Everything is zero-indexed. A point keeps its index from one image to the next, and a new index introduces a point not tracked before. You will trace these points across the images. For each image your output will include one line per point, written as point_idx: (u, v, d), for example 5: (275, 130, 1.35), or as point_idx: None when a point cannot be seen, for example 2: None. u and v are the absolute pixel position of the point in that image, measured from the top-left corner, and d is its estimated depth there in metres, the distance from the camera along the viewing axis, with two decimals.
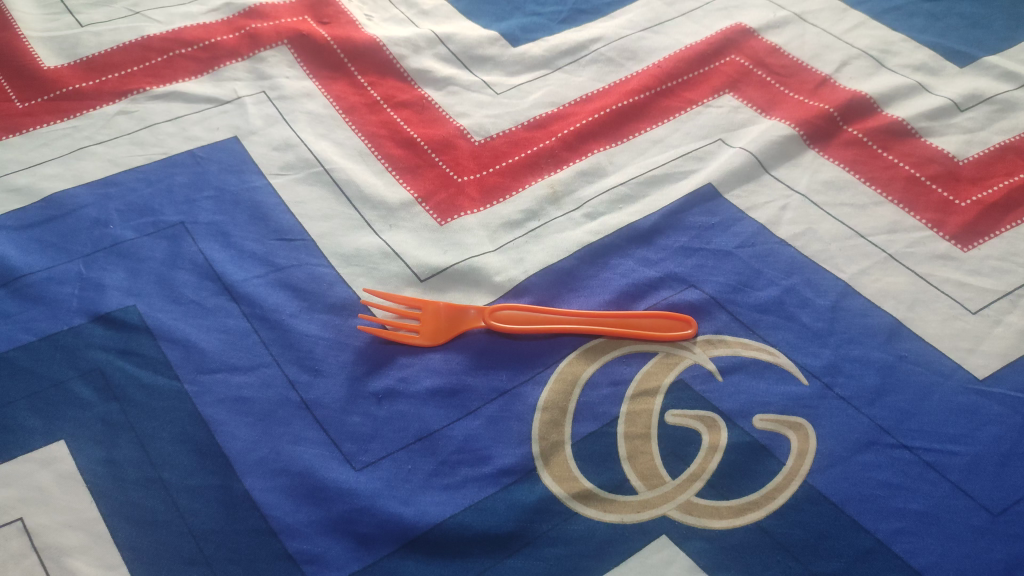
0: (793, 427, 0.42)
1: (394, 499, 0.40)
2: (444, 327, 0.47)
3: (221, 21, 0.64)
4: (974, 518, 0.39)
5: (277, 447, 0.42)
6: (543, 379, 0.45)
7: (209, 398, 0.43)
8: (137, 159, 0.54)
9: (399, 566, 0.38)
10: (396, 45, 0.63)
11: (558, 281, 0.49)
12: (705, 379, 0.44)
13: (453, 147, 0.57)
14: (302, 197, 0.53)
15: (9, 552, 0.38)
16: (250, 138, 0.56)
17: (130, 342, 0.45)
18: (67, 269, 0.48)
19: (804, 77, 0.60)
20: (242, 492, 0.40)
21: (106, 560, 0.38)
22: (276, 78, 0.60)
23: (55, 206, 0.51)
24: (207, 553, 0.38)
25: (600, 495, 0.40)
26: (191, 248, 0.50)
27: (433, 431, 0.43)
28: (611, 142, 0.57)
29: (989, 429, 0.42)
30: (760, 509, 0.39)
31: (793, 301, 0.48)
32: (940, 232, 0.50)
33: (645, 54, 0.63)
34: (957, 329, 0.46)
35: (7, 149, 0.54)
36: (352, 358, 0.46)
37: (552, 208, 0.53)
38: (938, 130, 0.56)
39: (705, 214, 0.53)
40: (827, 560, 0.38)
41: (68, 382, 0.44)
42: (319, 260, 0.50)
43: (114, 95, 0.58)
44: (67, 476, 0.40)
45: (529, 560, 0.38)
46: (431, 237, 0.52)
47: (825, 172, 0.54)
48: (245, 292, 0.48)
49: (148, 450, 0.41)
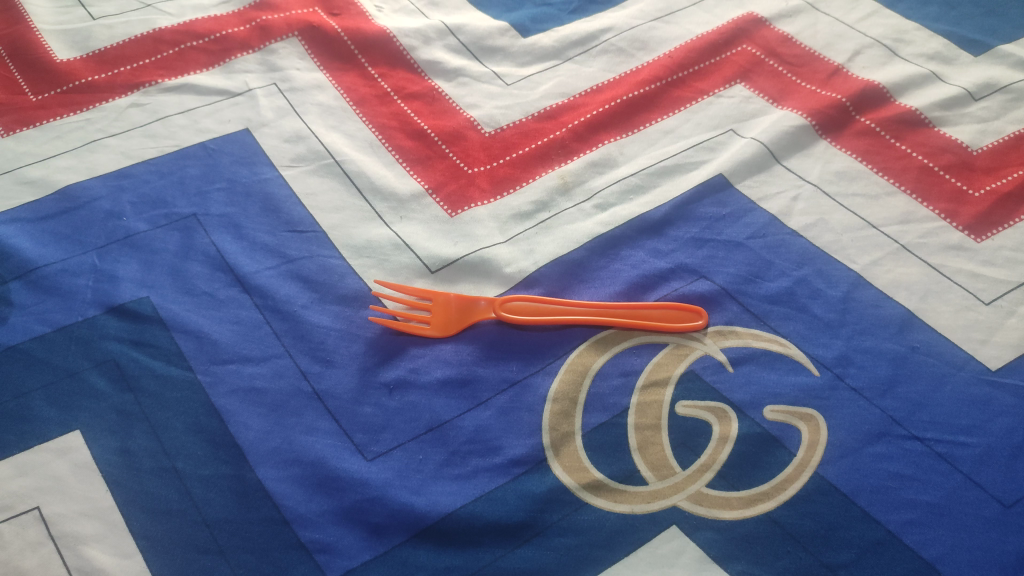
0: (804, 418, 0.42)
1: (405, 489, 0.41)
2: (455, 318, 0.47)
3: (232, 13, 0.64)
4: (986, 509, 0.39)
5: (289, 437, 0.42)
6: (553, 370, 0.45)
7: (222, 388, 0.44)
8: (149, 152, 0.55)
9: (410, 555, 0.39)
10: (406, 36, 0.63)
11: (568, 272, 0.49)
12: (715, 370, 0.44)
13: (463, 138, 0.57)
14: (313, 189, 0.53)
15: (26, 540, 0.39)
16: (261, 131, 0.56)
17: (144, 333, 0.46)
18: (81, 261, 0.49)
19: (817, 67, 0.60)
20: (255, 482, 0.41)
21: (121, 548, 0.39)
22: (288, 70, 0.61)
23: (69, 198, 0.52)
24: (221, 542, 0.39)
25: (610, 485, 0.40)
26: (203, 239, 0.50)
27: (444, 421, 0.43)
28: (622, 133, 0.57)
29: (1002, 421, 0.42)
30: (771, 500, 0.39)
31: (805, 292, 0.47)
32: (953, 223, 0.50)
33: (656, 44, 0.63)
34: (970, 320, 0.45)
35: (21, 142, 0.55)
36: (363, 349, 0.46)
37: (563, 199, 0.53)
38: (952, 120, 0.56)
39: (716, 204, 0.52)
40: (838, 550, 0.38)
41: (83, 373, 0.44)
42: (330, 251, 0.50)
43: (126, 88, 0.58)
44: (83, 465, 0.41)
45: (540, 550, 0.39)
46: (442, 229, 0.52)
47: (837, 162, 0.54)
48: (257, 283, 0.48)
49: (162, 440, 0.42)
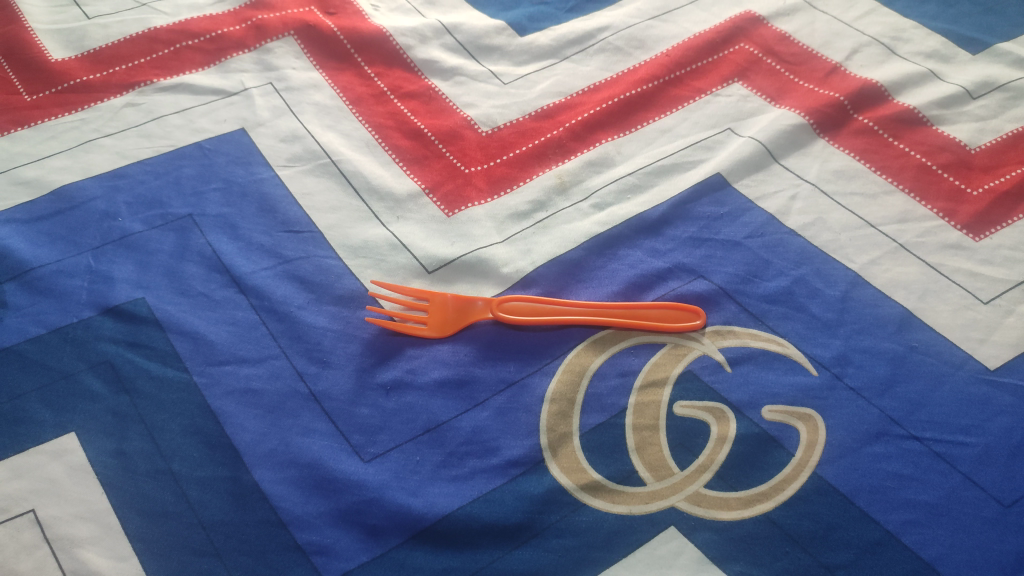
0: (802, 418, 0.42)
1: (402, 491, 0.40)
2: (452, 319, 0.47)
3: (228, 12, 0.63)
4: (985, 509, 0.39)
5: (286, 439, 0.42)
6: (551, 370, 0.45)
7: (218, 389, 0.44)
8: (145, 152, 0.54)
9: (407, 557, 0.38)
10: (403, 35, 0.63)
11: (566, 272, 0.49)
12: (713, 370, 0.44)
13: (460, 137, 0.57)
14: (309, 188, 0.53)
15: (22, 543, 0.38)
16: (257, 130, 0.56)
17: (139, 334, 0.45)
18: (76, 262, 0.49)
19: (814, 65, 0.60)
20: (251, 484, 0.40)
21: (117, 550, 0.38)
22: (284, 69, 0.60)
23: (64, 199, 0.52)
24: (217, 544, 0.39)
25: (608, 486, 0.40)
26: (199, 240, 0.50)
27: (441, 422, 0.43)
28: (619, 132, 0.57)
29: (1001, 421, 0.41)
30: (769, 501, 0.39)
31: (803, 291, 0.47)
32: (952, 221, 0.50)
33: (653, 43, 0.63)
34: (968, 319, 0.45)
35: (16, 142, 0.54)
36: (360, 350, 0.46)
37: (560, 199, 0.53)
38: (950, 118, 0.56)
39: (714, 204, 0.52)
40: (837, 551, 0.38)
41: (78, 374, 0.44)
42: (327, 252, 0.50)
43: (121, 87, 0.58)
44: (79, 467, 0.41)
45: (538, 551, 0.38)
46: (439, 228, 0.51)
47: (836, 161, 0.54)
48: (253, 284, 0.48)
49: (158, 442, 0.42)
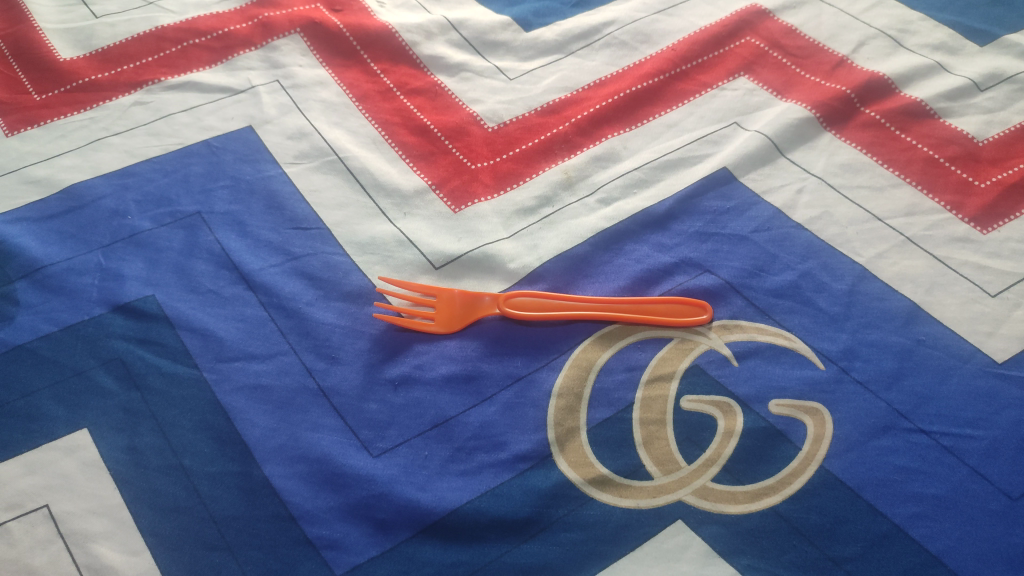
0: (809, 412, 0.42)
1: (410, 485, 0.41)
2: (459, 314, 0.47)
3: (234, 10, 0.64)
4: (993, 502, 0.39)
5: (295, 434, 0.42)
6: (558, 365, 0.45)
7: (228, 385, 0.44)
8: (153, 150, 0.55)
9: (416, 551, 0.39)
10: (408, 32, 0.63)
11: (572, 267, 0.49)
12: (720, 364, 0.44)
13: (466, 133, 0.57)
14: (317, 186, 0.53)
15: (35, 538, 0.39)
16: (265, 128, 0.56)
17: (150, 331, 0.46)
18: (87, 260, 0.49)
19: (821, 59, 0.59)
20: (261, 479, 0.41)
21: (130, 545, 0.39)
22: (290, 67, 0.60)
23: (74, 197, 0.52)
24: (229, 538, 0.39)
25: (615, 480, 0.40)
26: (208, 238, 0.50)
27: (449, 417, 0.43)
28: (625, 127, 0.57)
29: (1009, 414, 0.41)
30: (776, 494, 0.39)
31: (809, 285, 0.47)
32: (959, 214, 0.50)
33: (658, 37, 0.63)
34: (976, 312, 0.45)
35: (26, 141, 0.55)
36: (368, 346, 0.46)
37: (566, 194, 0.53)
38: (957, 111, 0.55)
39: (721, 198, 0.52)
40: (845, 544, 0.38)
41: (89, 371, 0.44)
42: (335, 248, 0.50)
43: (130, 86, 0.58)
44: (91, 463, 0.41)
45: (546, 544, 0.39)
46: (446, 225, 0.52)
47: (842, 154, 0.54)
48: (262, 281, 0.48)
49: (169, 438, 0.42)
